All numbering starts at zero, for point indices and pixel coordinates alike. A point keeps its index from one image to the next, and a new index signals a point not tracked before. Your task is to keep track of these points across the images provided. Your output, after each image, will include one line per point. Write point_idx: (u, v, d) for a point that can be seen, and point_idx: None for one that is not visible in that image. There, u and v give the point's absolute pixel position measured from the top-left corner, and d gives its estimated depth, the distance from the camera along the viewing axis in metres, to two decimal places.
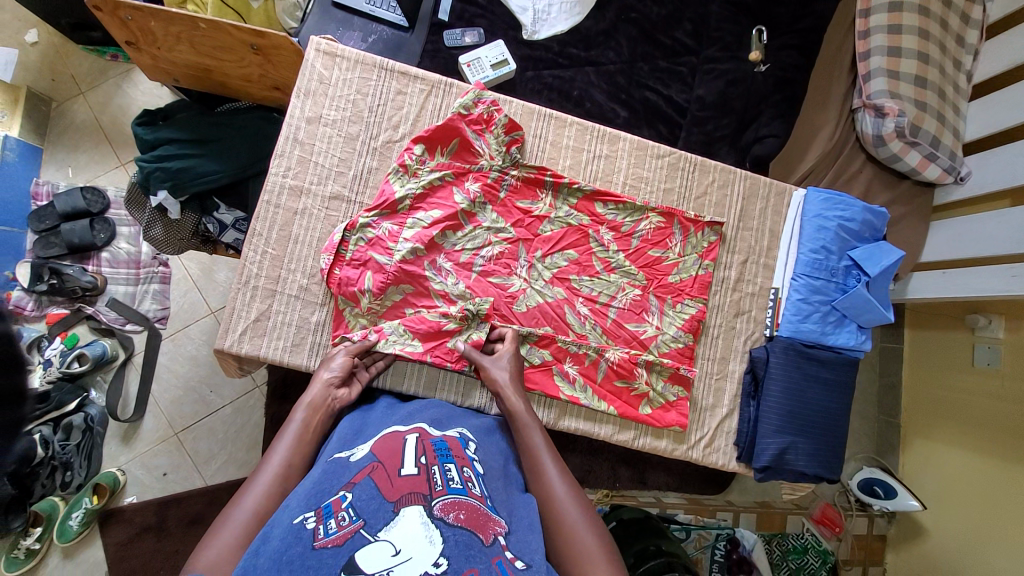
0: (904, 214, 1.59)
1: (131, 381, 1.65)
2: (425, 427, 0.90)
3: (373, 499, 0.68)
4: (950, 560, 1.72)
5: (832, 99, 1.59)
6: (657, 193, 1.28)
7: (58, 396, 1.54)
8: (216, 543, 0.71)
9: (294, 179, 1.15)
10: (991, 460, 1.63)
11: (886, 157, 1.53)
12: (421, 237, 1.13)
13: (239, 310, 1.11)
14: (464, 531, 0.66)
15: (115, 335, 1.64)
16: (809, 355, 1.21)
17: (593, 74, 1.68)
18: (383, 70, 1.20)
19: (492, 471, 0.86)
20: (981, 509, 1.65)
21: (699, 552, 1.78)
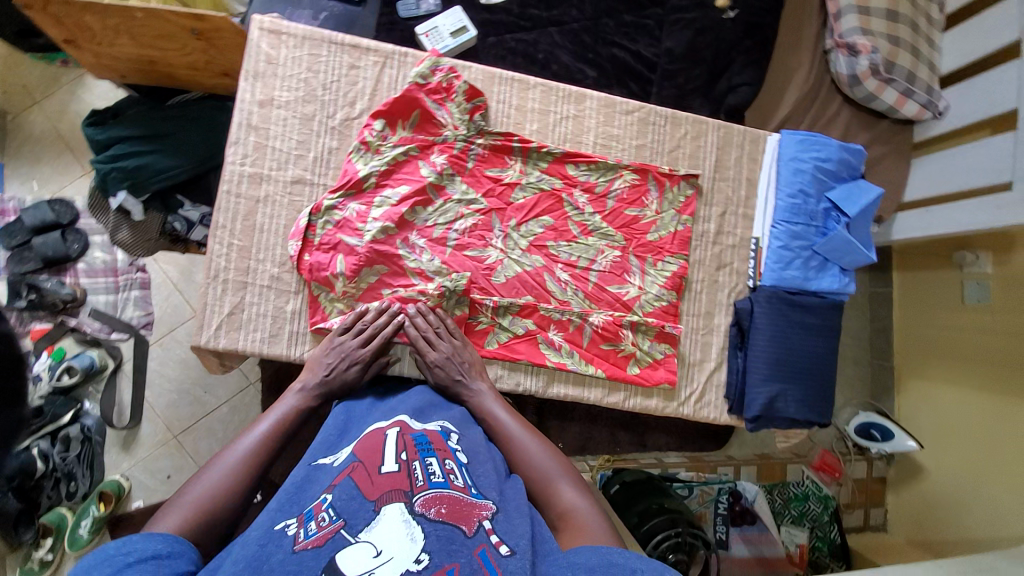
0: (885, 152, 1.58)
1: (125, 389, 1.64)
2: (406, 420, 0.89)
3: (353, 499, 0.69)
4: (949, 498, 1.76)
5: (806, 37, 1.59)
6: (629, 150, 1.24)
7: (52, 409, 1.52)
8: (197, 486, 0.80)
9: (253, 166, 1.11)
10: (989, 397, 1.66)
11: (862, 97, 1.50)
12: (390, 215, 1.10)
13: (211, 304, 1.08)
14: (446, 525, 0.67)
15: (101, 345, 1.62)
16: (792, 302, 1.20)
17: (558, 34, 1.63)
18: (334, 44, 1.15)
19: (475, 458, 0.86)
20: (981, 447, 1.68)
21: (703, 507, 1.81)
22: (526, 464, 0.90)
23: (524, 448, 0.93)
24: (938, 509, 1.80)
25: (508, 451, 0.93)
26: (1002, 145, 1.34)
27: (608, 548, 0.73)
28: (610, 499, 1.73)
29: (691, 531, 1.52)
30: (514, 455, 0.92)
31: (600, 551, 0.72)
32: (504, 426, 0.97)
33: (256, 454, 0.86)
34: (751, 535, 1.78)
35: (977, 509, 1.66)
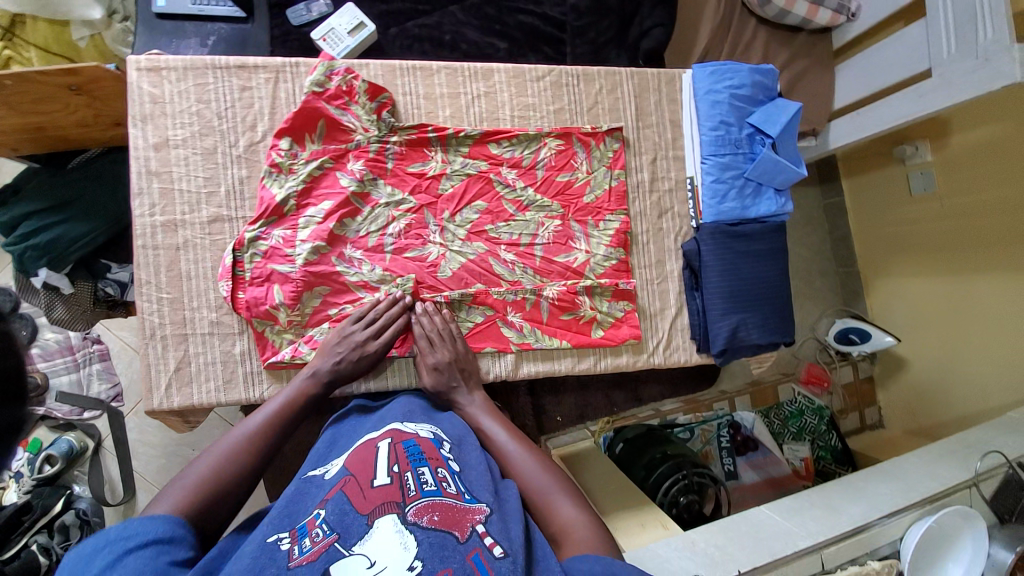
0: (807, 66, 1.61)
1: (111, 465, 1.60)
2: (397, 429, 0.89)
3: (346, 513, 0.70)
4: (934, 381, 1.87)
5: None
6: (548, 116, 1.22)
7: (41, 501, 1.46)
8: (201, 463, 0.84)
9: (164, 215, 1.06)
10: (945, 277, 1.79)
11: (774, 14, 1.52)
12: (319, 234, 1.07)
13: (156, 365, 1.05)
14: (438, 532, 0.66)
15: (76, 427, 1.57)
16: (735, 233, 1.21)
17: (460, 12, 1.58)
18: (218, 69, 1.10)
19: (469, 465, 0.86)
20: (952, 327, 1.79)
21: (706, 445, 1.84)
22: (521, 478, 0.91)
23: (518, 463, 0.93)
24: (924, 394, 1.92)
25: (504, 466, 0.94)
26: (916, 34, 1.37)
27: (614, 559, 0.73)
28: (616, 457, 1.78)
29: (696, 471, 1.58)
30: (510, 470, 0.93)
31: (603, 561, 0.73)
32: (497, 442, 0.98)
33: (255, 440, 0.89)
34: (756, 460, 1.84)
35: (961, 385, 1.78)
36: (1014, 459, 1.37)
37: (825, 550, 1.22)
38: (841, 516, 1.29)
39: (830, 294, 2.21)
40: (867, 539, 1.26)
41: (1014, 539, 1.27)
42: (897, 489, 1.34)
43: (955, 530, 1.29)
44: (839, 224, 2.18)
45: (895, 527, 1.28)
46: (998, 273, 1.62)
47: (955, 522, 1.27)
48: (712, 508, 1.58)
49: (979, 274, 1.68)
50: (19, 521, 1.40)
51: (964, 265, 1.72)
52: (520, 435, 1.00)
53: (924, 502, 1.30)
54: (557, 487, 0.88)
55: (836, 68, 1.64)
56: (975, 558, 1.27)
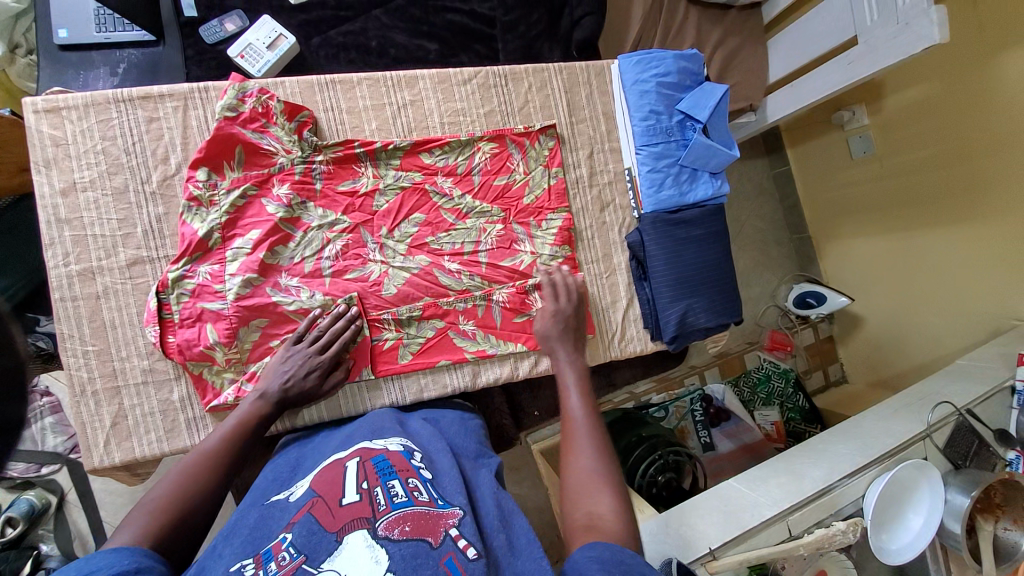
0: (740, 43, 1.63)
1: (79, 517, 1.48)
2: (365, 447, 0.87)
3: (314, 533, 0.66)
4: (889, 334, 1.96)
5: None
6: (479, 120, 1.20)
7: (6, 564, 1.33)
8: (161, 484, 0.79)
9: (80, 263, 1.01)
10: (893, 237, 1.86)
11: None
12: (249, 265, 1.02)
13: (90, 421, 1.00)
14: (412, 541, 0.65)
15: (35, 484, 1.47)
16: (675, 220, 1.22)
17: (384, 16, 1.52)
18: (121, 102, 1.04)
19: (442, 474, 0.84)
20: (900, 281, 1.87)
21: (682, 421, 1.86)
22: (572, 455, 0.88)
23: (578, 438, 0.91)
24: (882, 348, 2.00)
25: (565, 438, 0.92)
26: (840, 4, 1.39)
27: (621, 548, 0.69)
28: None
29: (671, 450, 1.58)
30: (568, 443, 0.91)
31: (611, 548, 0.69)
32: (571, 413, 0.96)
33: (215, 456, 0.85)
34: (730, 430, 1.84)
35: (914, 337, 1.87)
36: (964, 406, 1.41)
37: (790, 518, 1.23)
38: (804, 481, 1.32)
39: (786, 262, 2.28)
40: (830, 502, 1.27)
41: (968, 484, 1.30)
42: (855, 448, 1.38)
43: (912, 481, 1.31)
44: (789, 193, 2.23)
45: (856, 487, 1.30)
46: (939, 227, 1.70)
47: (910, 474, 1.29)
48: (689, 483, 1.61)
49: (920, 230, 1.75)
50: None
51: (908, 221, 1.79)
52: (595, 412, 0.96)
53: (882, 459, 1.33)
54: (602, 472, 0.84)
55: (768, 43, 1.66)
56: (934, 508, 1.28)
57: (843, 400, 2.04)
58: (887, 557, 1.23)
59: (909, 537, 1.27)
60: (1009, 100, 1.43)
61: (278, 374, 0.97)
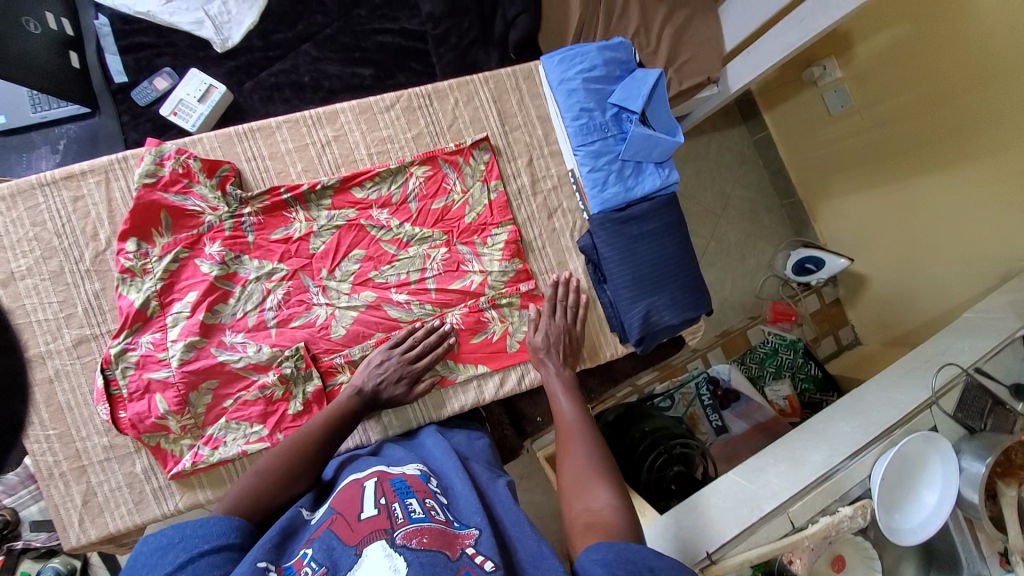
0: (688, 15, 1.53)
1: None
2: (383, 469, 0.80)
3: (334, 548, 0.63)
4: (895, 292, 1.84)
5: None
6: (408, 145, 1.17)
7: None
8: (269, 458, 0.84)
9: (28, 350, 1.01)
10: (879, 193, 1.77)
11: None
12: (190, 329, 1.01)
13: (62, 504, 1.00)
14: (430, 552, 0.61)
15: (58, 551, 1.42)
16: (625, 217, 1.16)
17: (314, 48, 1.49)
18: (46, 185, 1.04)
19: (463, 500, 0.75)
20: (901, 236, 1.76)
21: (690, 408, 1.73)
22: (568, 455, 0.90)
23: (569, 443, 0.93)
24: (890, 306, 1.87)
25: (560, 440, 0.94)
26: None
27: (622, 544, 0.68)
28: None
29: (682, 441, 1.46)
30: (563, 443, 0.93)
31: (611, 547, 0.67)
32: (563, 418, 0.99)
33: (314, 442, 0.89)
34: (743, 410, 1.73)
35: (922, 292, 1.75)
36: (971, 365, 1.30)
37: (790, 508, 1.14)
38: (804, 467, 1.22)
39: (780, 229, 2.12)
40: (834, 486, 1.17)
41: (984, 450, 1.21)
42: (858, 425, 1.28)
43: (921, 454, 1.21)
44: (772, 158, 2.10)
45: (860, 467, 1.19)
46: (938, 168, 1.57)
47: (919, 448, 1.19)
48: (702, 474, 1.47)
49: (918, 176, 1.63)
50: None
51: (900, 170, 1.68)
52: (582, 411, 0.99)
53: (887, 434, 1.22)
54: (597, 467, 0.86)
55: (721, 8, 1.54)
56: (949, 480, 1.20)
57: (855, 364, 1.92)
58: (899, 538, 1.15)
59: (925, 514, 1.19)
60: (981, 35, 1.34)
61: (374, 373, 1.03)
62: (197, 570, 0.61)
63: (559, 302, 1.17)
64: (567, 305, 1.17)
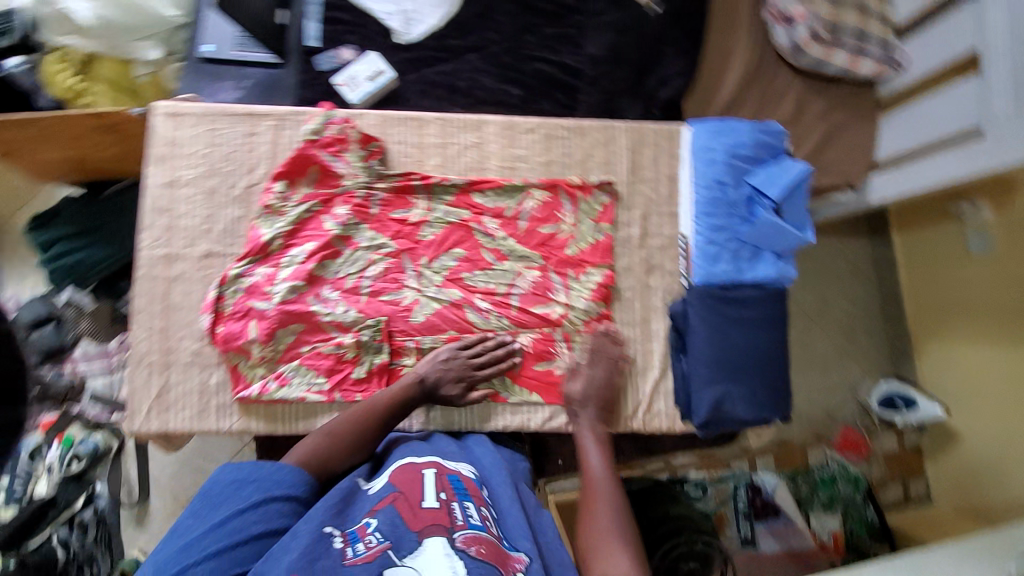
0: (845, 119, 1.49)
1: (132, 468, 1.59)
2: (439, 460, 0.93)
3: (397, 525, 0.78)
4: (990, 465, 1.60)
5: (740, 17, 1.54)
6: (536, 168, 1.22)
7: (65, 496, 1.36)
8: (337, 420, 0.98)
9: (165, 248, 1.14)
10: (1001, 351, 1.57)
11: (810, 64, 1.44)
12: (298, 274, 1.11)
13: (140, 390, 1.11)
14: (485, 564, 0.75)
15: (106, 426, 1.48)
16: (726, 297, 1.12)
17: (478, 60, 1.61)
18: (230, 117, 1.19)
19: (505, 510, 0.89)
20: (1013, 408, 1.54)
21: (721, 507, 1.61)
22: (592, 515, 0.94)
23: (595, 505, 0.95)
24: (981, 478, 1.63)
25: (585, 500, 0.97)
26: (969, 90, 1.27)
27: None
28: None
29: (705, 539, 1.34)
30: (590, 501, 0.96)
31: None
32: (591, 472, 1.01)
33: (373, 416, 0.99)
34: (776, 529, 1.59)
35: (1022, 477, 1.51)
36: None
37: None
38: None
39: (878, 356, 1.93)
40: None
41: None
42: None
43: None
44: (886, 279, 1.94)
45: None
46: None
47: None
48: None
49: None
50: (44, 513, 1.34)
51: None
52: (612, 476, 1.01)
53: None
54: (620, 537, 0.89)
55: (880, 120, 1.49)
56: None
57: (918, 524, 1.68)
58: None
59: None
60: None
61: (438, 366, 1.07)
62: (266, 513, 0.80)
63: (603, 351, 1.14)
64: (612, 355, 1.14)
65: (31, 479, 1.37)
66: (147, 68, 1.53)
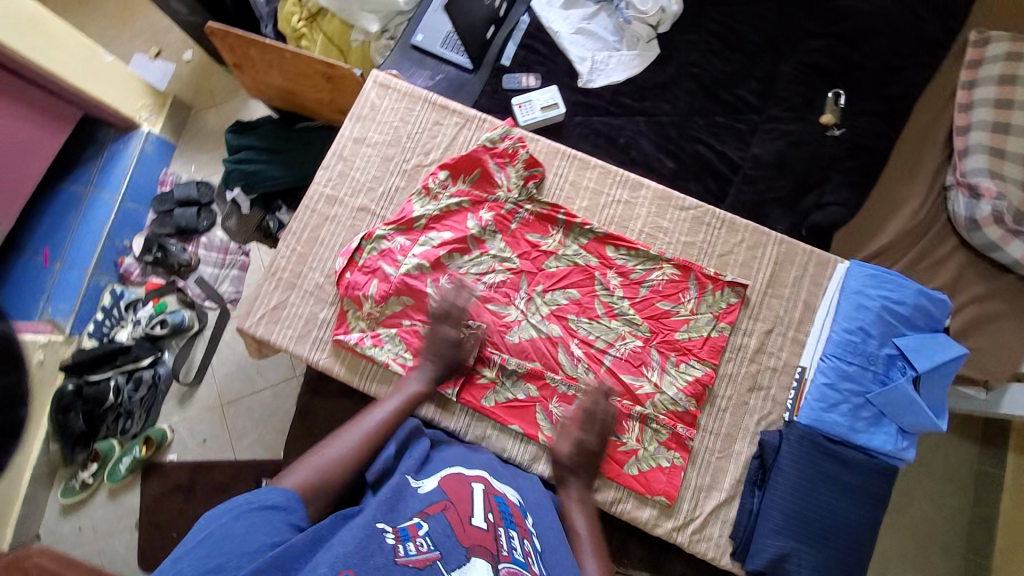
0: (1015, 313, 1.33)
1: (196, 354, 1.70)
2: (486, 477, 0.90)
3: (448, 536, 0.73)
4: None
5: (921, 170, 1.46)
6: (675, 244, 1.23)
7: (138, 350, 1.62)
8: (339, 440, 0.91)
9: (332, 189, 1.28)
10: None
11: (981, 244, 1.34)
12: (428, 255, 1.18)
13: (262, 296, 1.22)
14: None
15: (194, 308, 1.71)
16: (830, 450, 1.05)
17: (644, 124, 1.65)
18: (428, 103, 1.33)
19: (549, 546, 0.85)
20: None
21: None
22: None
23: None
24: None
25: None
26: None
27: None
28: None
29: None
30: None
31: None
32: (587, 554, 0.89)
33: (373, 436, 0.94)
34: None
35: None
36: None
37: None
38: None
39: None
40: None
41: None
42: None
43: None
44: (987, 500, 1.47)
45: None
46: None
47: None
48: None
49: None
50: (117, 356, 1.61)
51: None
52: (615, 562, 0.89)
53: None
54: None
55: None
56: None
57: None
58: None
59: None
60: None
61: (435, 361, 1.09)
62: (257, 521, 0.71)
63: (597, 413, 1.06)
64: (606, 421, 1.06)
65: (123, 326, 1.67)
66: (361, 37, 1.72)
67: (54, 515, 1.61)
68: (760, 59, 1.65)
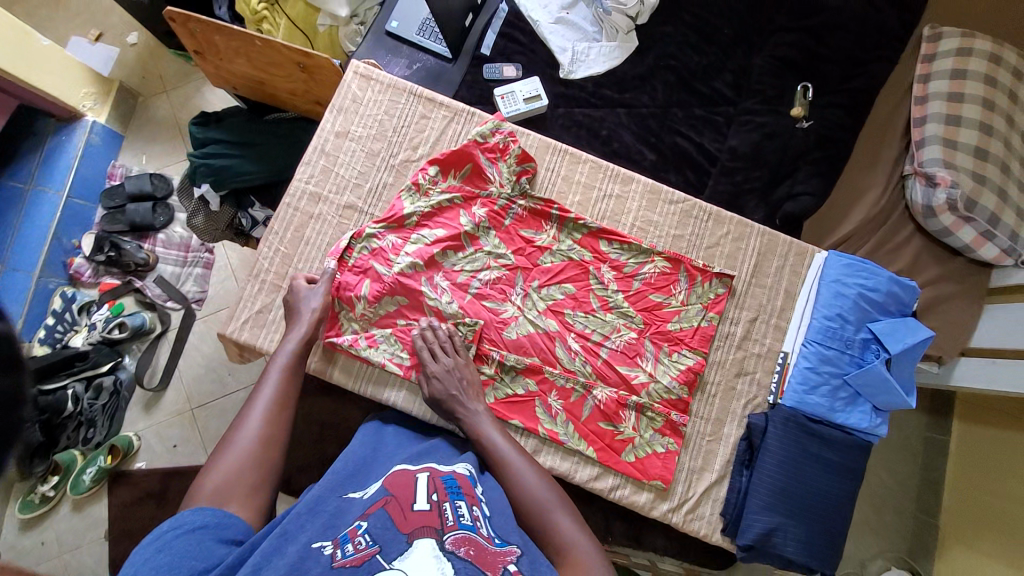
0: (962, 292, 1.45)
1: (160, 358, 1.61)
2: (434, 464, 0.86)
3: (387, 529, 0.70)
4: None
5: (883, 160, 1.54)
6: (666, 237, 1.26)
7: (97, 356, 1.51)
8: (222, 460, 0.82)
9: (315, 186, 1.22)
10: None
11: (935, 230, 1.43)
12: (422, 253, 1.16)
13: (245, 299, 1.17)
14: (473, 566, 0.66)
15: (156, 309, 1.61)
16: (811, 429, 1.12)
17: (625, 116, 1.67)
18: (413, 96, 1.28)
19: (497, 509, 0.81)
20: None
21: None
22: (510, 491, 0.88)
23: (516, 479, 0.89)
24: None
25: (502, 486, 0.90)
26: None
27: None
28: None
29: None
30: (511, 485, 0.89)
31: None
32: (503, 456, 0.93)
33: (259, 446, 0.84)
34: None
35: None
36: None
37: None
38: None
39: None
40: None
41: None
42: None
43: None
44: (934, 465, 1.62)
45: None
46: None
47: None
48: None
49: None
50: (73, 363, 1.48)
51: None
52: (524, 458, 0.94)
53: None
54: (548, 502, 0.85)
55: (986, 306, 1.45)
56: None
57: None
58: None
59: None
60: None
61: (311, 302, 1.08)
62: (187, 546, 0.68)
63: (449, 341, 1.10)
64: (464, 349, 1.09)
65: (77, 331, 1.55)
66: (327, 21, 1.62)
67: (12, 532, 1.51)
68: (734, 52, 1.70)
